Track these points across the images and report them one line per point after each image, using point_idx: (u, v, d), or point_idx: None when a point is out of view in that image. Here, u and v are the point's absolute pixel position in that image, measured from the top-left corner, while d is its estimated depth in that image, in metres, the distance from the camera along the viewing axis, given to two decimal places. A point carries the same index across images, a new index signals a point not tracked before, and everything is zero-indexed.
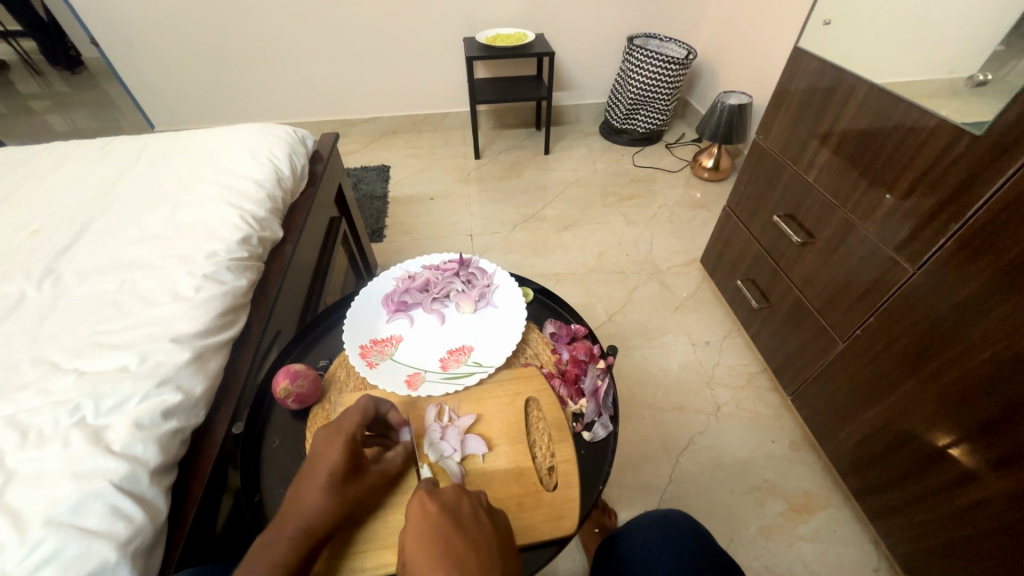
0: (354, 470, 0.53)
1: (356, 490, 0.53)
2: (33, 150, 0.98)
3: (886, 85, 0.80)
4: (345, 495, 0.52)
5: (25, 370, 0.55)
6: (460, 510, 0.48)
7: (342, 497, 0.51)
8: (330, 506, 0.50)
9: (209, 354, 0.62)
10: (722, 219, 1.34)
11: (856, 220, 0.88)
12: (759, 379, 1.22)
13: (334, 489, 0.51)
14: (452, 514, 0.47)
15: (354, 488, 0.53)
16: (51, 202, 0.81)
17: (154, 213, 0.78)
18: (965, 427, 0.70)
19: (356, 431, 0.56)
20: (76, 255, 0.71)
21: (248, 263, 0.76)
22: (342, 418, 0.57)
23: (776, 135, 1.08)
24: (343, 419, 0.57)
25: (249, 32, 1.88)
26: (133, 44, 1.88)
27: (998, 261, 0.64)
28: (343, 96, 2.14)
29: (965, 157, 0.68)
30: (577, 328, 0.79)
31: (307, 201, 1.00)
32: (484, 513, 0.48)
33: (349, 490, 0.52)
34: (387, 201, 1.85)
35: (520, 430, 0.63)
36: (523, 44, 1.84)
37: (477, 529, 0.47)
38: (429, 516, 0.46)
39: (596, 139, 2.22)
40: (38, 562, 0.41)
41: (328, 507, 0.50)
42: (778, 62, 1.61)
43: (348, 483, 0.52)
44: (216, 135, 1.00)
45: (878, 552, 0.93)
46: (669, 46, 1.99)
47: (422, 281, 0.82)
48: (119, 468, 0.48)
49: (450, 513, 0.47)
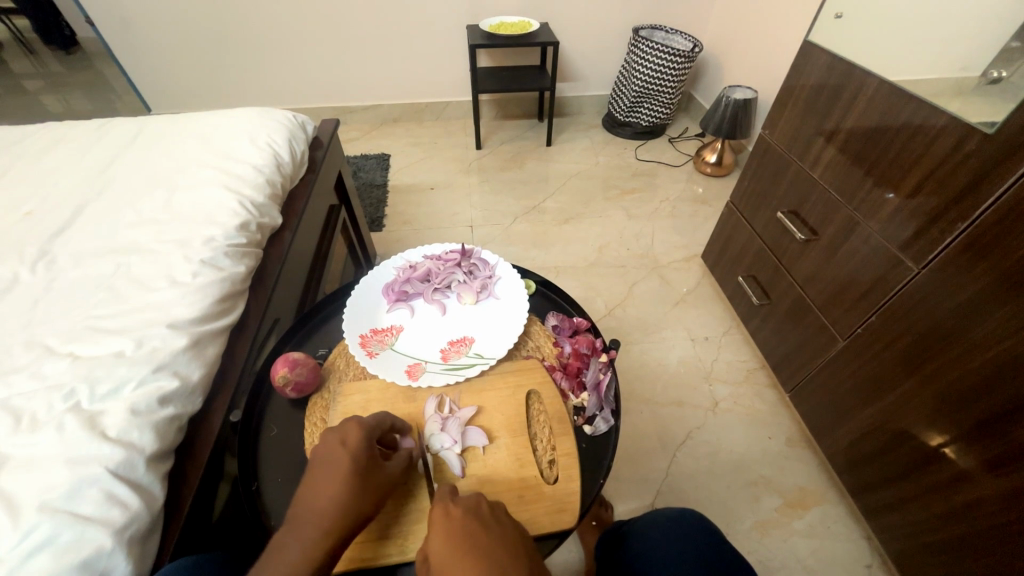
0: (375, 462, 0.52)
1: (379, 485, 0.51)
2: (26, 129, 0.96)
3: (896, 81, 0.79)
4: (368, 489, 0.50)
5: (18, 353, 0.54)
6: (480, 512, 0.48)
7: (366, 492, 0.50)
8: (359, 501, 0.49)
9: (206, 340, 0.61)
10: (724, 215, 1.33)
11: (860, 219, 0.88)
12: (757, 375, 1.22)
13: (358, 484, 0.50)
14: (476, 516, 0.47)
15: (377, 482, 0.51)
16: (44, 184, 0.79)
17: (152, 196, 0.77)
18: (962, 427, 0.70)
19: (367, 426, 0.54)
20: (71, 237, 0.69)
21: (247, 250, 0.74)
22: (349, 426, 0.54)
23: (782, 130, 1.07)
24: (351, 425, 0.54)
25: (249, 16, 1.85)
26: (129, 25, 1.84)
27: (1002, 263, 0.63)
28: (342, 82, 2.11)
29: (975, 155, 0.67)
30: (579, 321, 0.78)
31: (306, 187, 0.98)
32: (504, 514, 0.48)
33: (371, 483, 0.51)
34: (387, 189, 1.83)
35: (521, 423, 0.63)
36: (526, 33, 1.82)
37: (499, 528, 0.46)
38: (453, 522, 0.46)
39: (598, 131, 2.20)
40: (29, 549, 0.40)
41: (356, 503, 0.49)
42: (785, 57, 1.59)
43: (370, 477, 0.51)
44: (214, 119, 0.98)
45: (871, 548, 0.94)
46: (675, 39, 1.96)
47: (423, 271, 0.81)
48: (115, 455, 0.47)
49: (473, 516, 0.47)
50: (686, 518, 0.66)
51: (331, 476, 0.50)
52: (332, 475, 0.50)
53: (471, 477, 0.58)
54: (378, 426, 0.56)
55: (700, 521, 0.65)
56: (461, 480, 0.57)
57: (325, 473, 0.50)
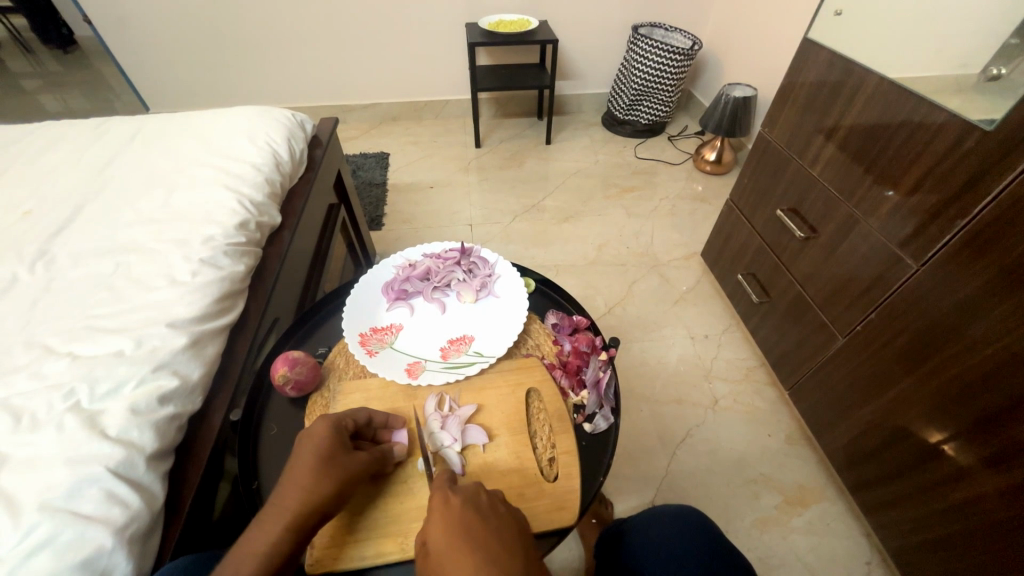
0: (341, 450, 0.53)
1: (344, 473, 0.51)
2: (25, 128, 0.96)
3: (895, 78, 0.79)
4: (331, 476, 0.51)
5: (18, 353, 0.54)
6: (478, 501, 0.48)
7: (328, 478, 0.50)
8: (322, 487, 0.50)
9: (206, 339, 0.61)
10: (724, 213, 1.33)
11: (860, 216, 0.88)
12: (756, 373, 1.22)
13: (320, 469, 0.50)
14: (473, 504, 0.47)
15: (341, 470, 0.51)
16: (43, 183, 0.79)
17: (150, 196, 0.77)
18: (962, 423, 0.70)
19: (336, 418, 0.55)
20: (70, 236, 0.69)
21: (246, 248, 0.74)
22: (318, 420, 0.55)
23: (782, 128, 1.07)
24: (320, 420, 0.55)
25: (248, 14, 1.84)
26: (127, 24, 1.84)
27: (1002, 260, 0.63)
28: (342, 81, 2.10)
29: (975, 151, 0.67)
30: (579, 320, 0.78)
31: (306, 186, 0.98)
32: (502, 504, 0.48)
33: (335, 470, 0.51)
34: (386, 188, 1.83)
35: (520, 421, 0.63)
36: (526, 31, 1.81)
37: (496, 518, 0.46)
38: (449, 510, 0.46)
39: (598, 130, 2.20)
40: (31, 548, 0.40)
41: (318, 489, 0.50)
42: (784, 55, 1.59)
43: (337, 465, 0.51)
44: (213, 118, 0.98)
45: (870, 545, 0.94)
46: (674, 36, 1.96)
47: (423, 269, 0.81)
48: (115, 453, 0.47)
49: (471, 505, 0.47)
50: (684, 514, 0.66)
51: (296, 464, 0.51)
52: (297, 462, 0.51)
53: (471, 474, 0.58)
54: (349, 419, 0.57)
55: (698, 518, 0.65)
56: (461, 478, 0.57)
57: (292, 462, 0.51)
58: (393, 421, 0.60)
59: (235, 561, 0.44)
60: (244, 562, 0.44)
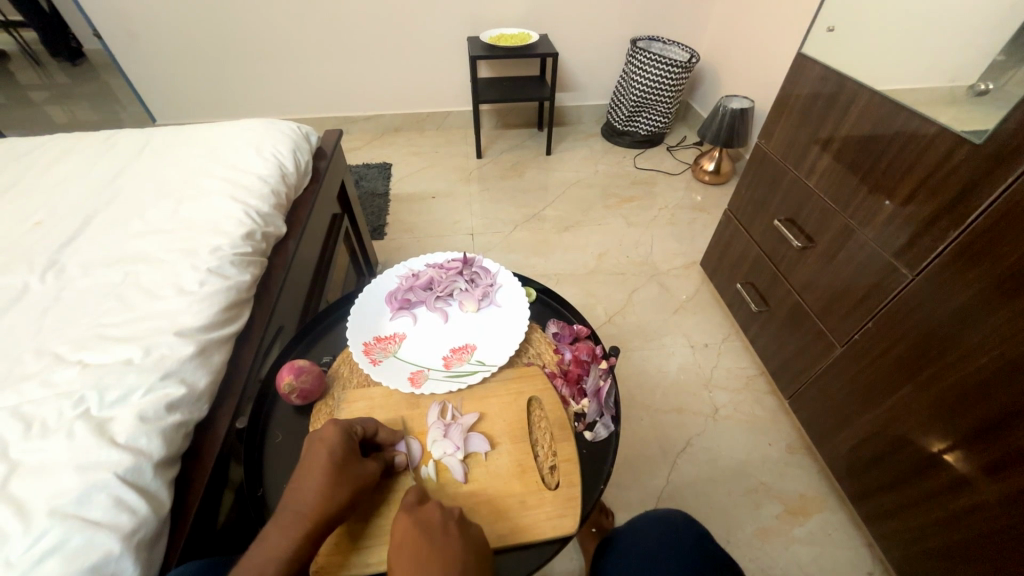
0: (352, 458, 0.54)
1: (355, 480, 0.52)
2: (35, 141, 0.98)
3: (886, 94, 0.81)
4: (344, 483, 0.51)
5: (29, 361, 0.55)
6: (431, 526, 0.49)
7: (343, 483, 0.51)
8: (337, 493, 0.51)
9: (212, 348, 0.62)
10: (722, 223, 1.35)
11: (856, 226, 0.89)
12: (757, 381, 1.23)
13: (334, 476, 0.51)
14: (426, 530, 0.49)
15: (355, 476, 0.52)
16: (53, 194, 0.81)
17: (158, 207, 0.78)
18: (961, 432, 0.71)
19: (345, 423, 0.57)
20: (79, 247, 0.70)
21: (251, 258, 0.76)
22: (326, 429, 0.56)
23: (778, 139, 1.08)
24: (328, 428, 0.56)
25: (255, 29, 1.88)
26: (137, 39, 1.88)
27: (995, 270, 0.65)
28: (345, 93, 2.14)
29: (965, 164, 0.68)
30: (579, 328, 0.79)
31: (310, 197, 0.99)
32: (454, 523, 0.50)
33: (349, 476, 0.52)
34: (388, 198, 1.85)
35: (522, 430, 0.64)
36: (526, 44, 1.84)
37: (446, 541, 0.48)
38: (404, 531, 0.49)
39: (597, 140, 2.23)
40: (41, 554, 0.41)
41: (333, 495, 0.50)
42: (780, 67, 1.62)
43: (351, 472, 0.52)
44: (219, 130, 1.00)
45: (873, 555, 0.94)
46: (672, 50, 2.00)
47: (426, 279, 0.82)
48: (123, 460, 0.48)
49: (422, 528, 0.49)
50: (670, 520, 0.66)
51: (310, 470, 0.52)
52: (310, 468, 0.52)
53: (473, 483, 0.58)
54: (357, 429, 0.57)
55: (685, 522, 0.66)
56: (462, 486, 0.58)
57: (304, 469, 0.52)
58: (396, 435, 0.61)
59: (255, 565, 0.45)
60: (265, 567, 0.45)
